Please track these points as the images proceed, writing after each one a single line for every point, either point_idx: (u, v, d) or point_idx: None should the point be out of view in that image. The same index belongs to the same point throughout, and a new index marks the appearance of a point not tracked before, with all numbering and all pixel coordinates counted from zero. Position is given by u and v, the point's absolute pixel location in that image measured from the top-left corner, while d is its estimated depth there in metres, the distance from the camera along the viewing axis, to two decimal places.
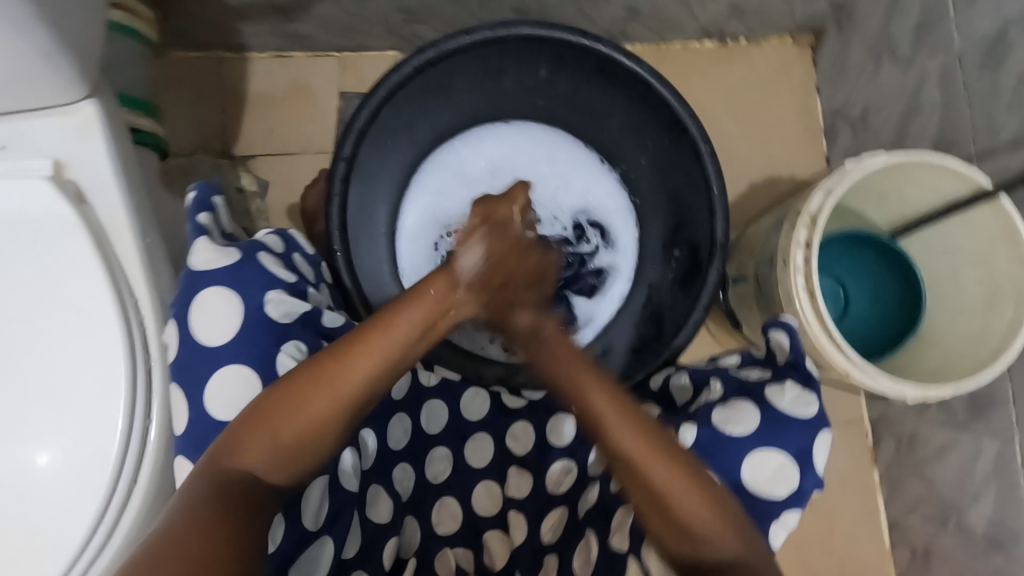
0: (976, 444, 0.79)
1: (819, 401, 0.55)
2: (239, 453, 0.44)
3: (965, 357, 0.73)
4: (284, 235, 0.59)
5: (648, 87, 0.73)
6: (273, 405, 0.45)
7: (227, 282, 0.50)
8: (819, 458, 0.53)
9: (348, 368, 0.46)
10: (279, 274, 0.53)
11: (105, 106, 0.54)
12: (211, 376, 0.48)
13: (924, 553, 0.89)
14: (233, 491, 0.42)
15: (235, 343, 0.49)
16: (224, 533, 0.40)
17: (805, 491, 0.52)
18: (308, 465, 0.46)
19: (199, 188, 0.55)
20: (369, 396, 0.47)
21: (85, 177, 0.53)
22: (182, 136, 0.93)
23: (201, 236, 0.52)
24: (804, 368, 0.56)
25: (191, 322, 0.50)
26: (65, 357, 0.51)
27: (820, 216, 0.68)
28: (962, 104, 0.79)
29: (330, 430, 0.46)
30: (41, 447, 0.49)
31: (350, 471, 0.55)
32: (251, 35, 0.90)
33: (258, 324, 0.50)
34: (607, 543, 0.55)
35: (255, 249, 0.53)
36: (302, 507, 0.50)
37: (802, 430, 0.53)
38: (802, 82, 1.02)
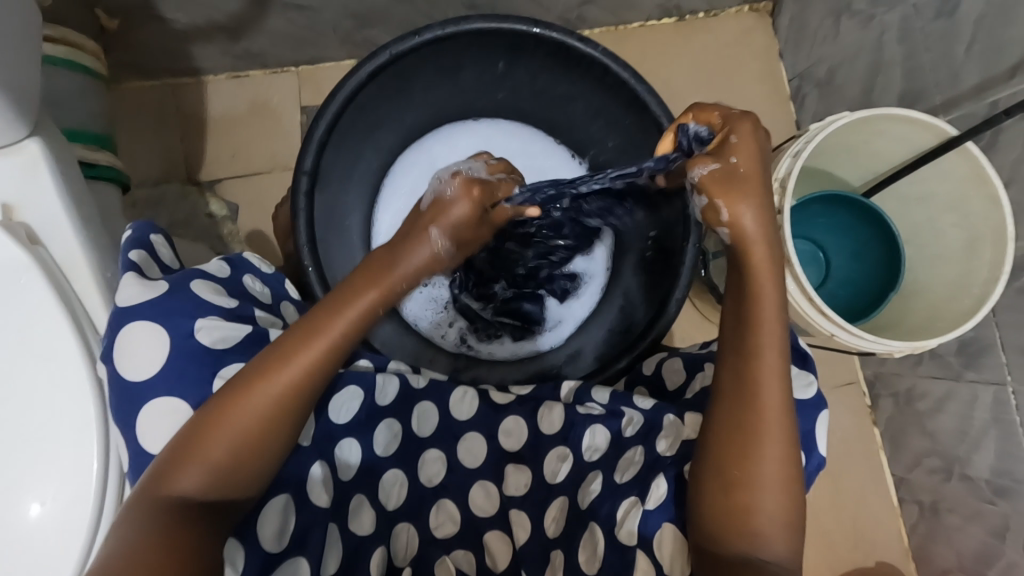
0: (971, 393, 0.79)
1: (818, 382, 0.54)
2: (173, 474, 0.46)
3: (950, 306, 0.73)
4: (233, 259, 0.58)
5: (605, 70, 0.72)
6: (206, 421, 0.47)
7: (152, 315, 0.49)
8: (822, 439, 0.53)
9: (294, 362, 0.49)
10: (216, 301, 0.52)
11: (50, 143, 0.53)
12: (144, 410, 0.48)
13: (932, 507, 0.89)
14: (169, 510, 0.45)
15: (167, 375, 0.49)
16: (166, 553, 0.43)
17: (809, 473, 0.53)
18: (248, 477, 0.48)
19: (137, 225, 0.53)
20: (301, 401, 0.49)
21: (36, 217, 0.52)
22: (145, 166, 0.92)
23: (130, 271, 0.50)
24: (800, 348, 0.55)
25: (118, 359, 0.48)
26: (35, 400, 0.50)
27: (789, 182, 0.68)
28: (924, 55, 0.78)
29: (264, 437, 0.48)
30: (19, 493, 0.49)
31: (318, 485, 0.55)
32: (204, 57, 0.89)
33: (186, 357, 0.49)
34: (615, 536, 0.55)
35: (189, 278, 0.51)
36: (259, 527, 0.51)
37: (805, 411, 0.54)
38: (765, 49, 1.02)
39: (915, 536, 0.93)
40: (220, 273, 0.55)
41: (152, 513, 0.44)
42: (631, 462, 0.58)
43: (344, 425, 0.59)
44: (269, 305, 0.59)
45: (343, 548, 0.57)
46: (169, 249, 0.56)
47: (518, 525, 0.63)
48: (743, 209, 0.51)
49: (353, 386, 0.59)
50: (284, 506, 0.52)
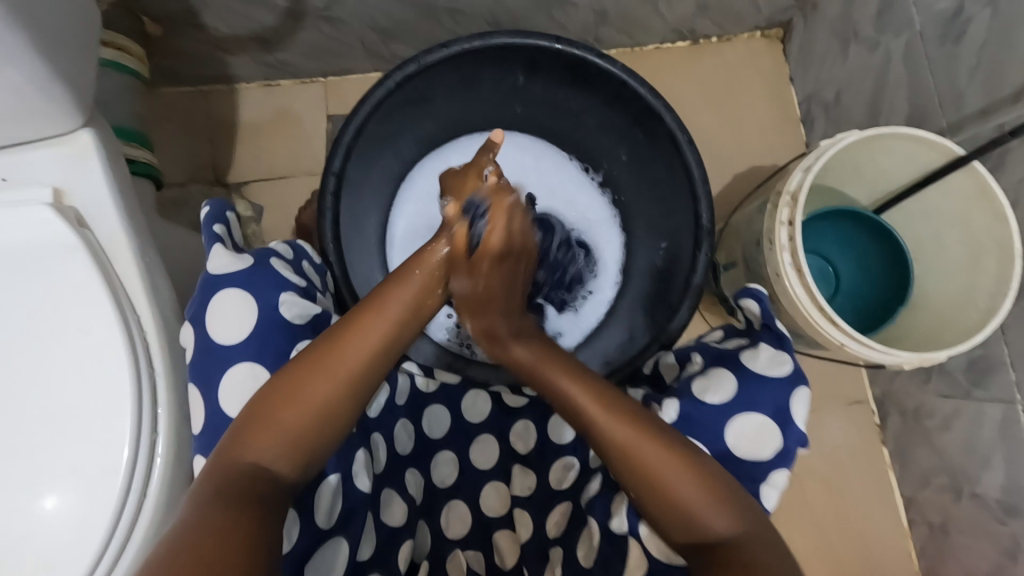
0: (980, 410, 0.79)
1: (794, 361, 0.55)
2: (241, 447, 0.45)
3: (958, 322, 0.74)
4: (292, 244, 0.62)
5: (622, 84, 0.75)
6: (273, 398, 0.46)
7: (244, 283, 0.51)
8: (798, 415, 0.53)
9: (352, 344, 0.50)
10: (291, 278, 0.55)
11: (101, 134, 0.57)
12: (227, 376, 0.49)
13: (942, 528, 0.88)
14: (237, 484, 0.43)
15: (249, 344, 0.50)
16: (234, 525, 0.40)
17: (788, 449, 0.53)
18: (315, 453, 0.47)
19: (212, 203, 0.57)
20: (365, 382, 0.50)
21: (84, 203, 0.55)
22: (176, 166, 0.95)
23: (217, 243, 0.53)
24: (776, 329, 0.56)
25: (206, 320, 0.50)
26: (70, 376, 0.51)
27: (800, 194, 0.70)
28: (930, 79, 0.81)
29: (329, 417, 0.47)
30: (51, 465, 0.50)
31: (362, 468, 0.55)
32: (239, 66, 0.93)
33: (271, 325, 0.51)
34: (608, 526, 0.54)
35: (267, 255, 0.55)
36: (314, 504, 0.50)
37: (779, 387, 0.54)
38: (775, 73, 1.05)
39: (925, 557, 0.92)
40: (286, 253, 0.59)
41: (219, 487, 0.42)
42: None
43: (375, 419, 0.60)
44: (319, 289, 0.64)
45: (377, 533, 0.57)
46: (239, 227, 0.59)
47: (524, 522, 0.63)
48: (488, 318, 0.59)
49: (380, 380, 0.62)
50: (334, 488, 0.51)
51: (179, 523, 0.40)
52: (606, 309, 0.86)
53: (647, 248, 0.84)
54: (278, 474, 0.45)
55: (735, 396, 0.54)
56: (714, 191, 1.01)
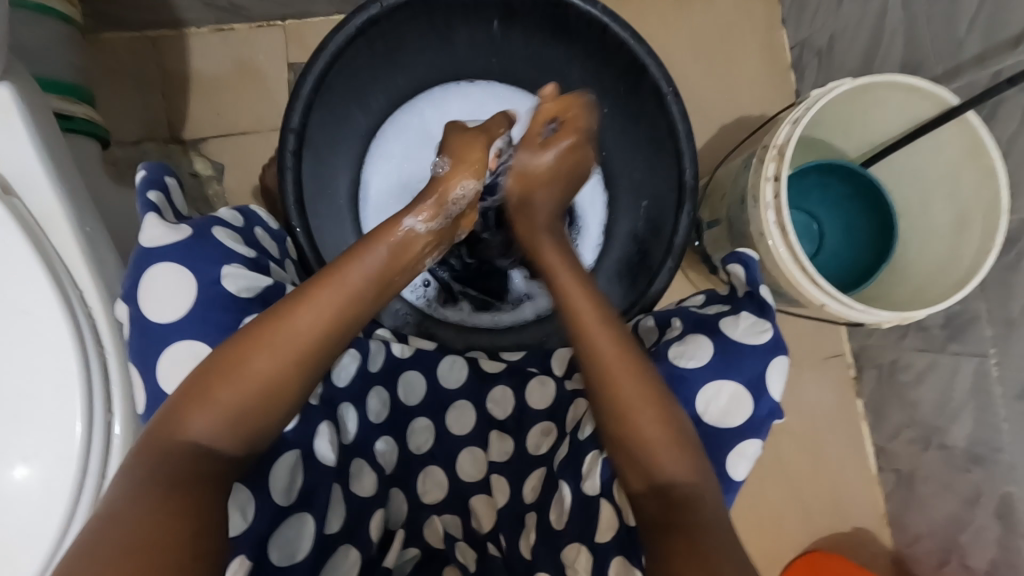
0: (954, 365, 0.80)
1: (774, 328, 0.54)
2: (180, 423, 0.43)
3: (940, 280, 0.73)
4: (242, 211, 0.58)
5: (604, 29, 0.70)
6: (217, 370, 0.44)
7: (180, 257, 0.48)
8: (774, 385, 0.53)
9: (306, 309, 0.46)
10: (236, 249, 0.52)
11: (21, 90, 0.51)
12: (167, 354, 0.47)
13: (909, 475, 0.91)
14: (177, 464, 0.41)
15: (190, 321, 0.48)
16: (174, 505, 0.40)
17: (759, 420, 0.52)
18: (262, 430, 0.45)
19: (149, 167, 0.53)
20: (319, 352, 0.46)
21: (9, 168, 0.50)
22: (124, 122, 0.88)
23: (150, 212, 0.49)
24: (758, 296, 0.55)
25: (141, 297, 0.47)
26: (11, 356, 0.48)
27: (787, 149, 0.67)
28: (928, 23, 0.77)
29: (279, 390, 0.45)
30: (1, 449, 0.48)
31: (327, 443, 0.54)
32: (186, 9, 0.85)
33: (212, 303, 0.48)
34: (580, 488, 0.54)
35: (209, 225, 0.51)
36: (270, 483, 0.49)
37: (756, 356, 0.53)
38: (767, 15, 0.99)
39: (891, 503, 0.96)
40: (235, 222, 0.55)
41: (159, 467, 0.41)
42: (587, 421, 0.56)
43: (344, 388, 0.59)
44: (275, 258, 0.60)
45: (348, 507, 0.56)
46: (180, 194, 0.55)
47: (500, 487, 0.63)
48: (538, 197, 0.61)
49: (351, 349, 0.59)
50: (294, 463, 0.51)
51: (112, 508, 0.39)
52: (585, 273, 0.83)
53: (630, 205, 0.81)
54: (224, 446, 0.44)
55: (712, 364, 0.53)
56: (700, 143, 0.97)
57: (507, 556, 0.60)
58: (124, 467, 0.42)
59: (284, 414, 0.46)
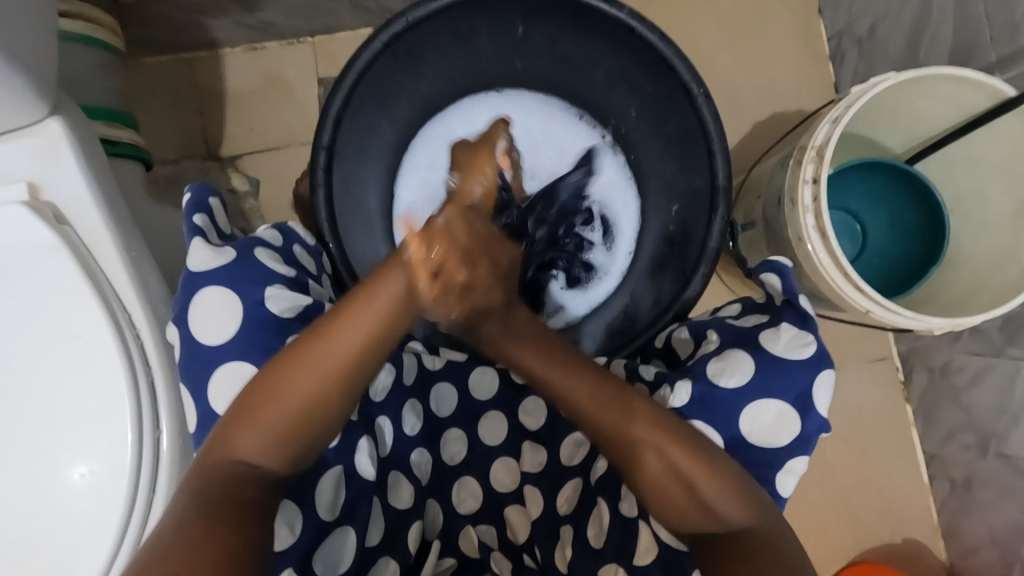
0: (1013, 369, 0.75)
1: (819, 341, 0.52)
2: (229, 445, 0.45)
3: (997, 281, 0.69)
4: (282, 228, 0.59)
5: (631, 32, 0.69)
6: (257, 399, 0.46)
7: (226, 280, 0.50)
8: (821, 400, 0.51)
9: (337, 337, 0.47)
10: (279, 270, 0.53)
11: (71, 122, 0.54)
12: (215, 375, 0.49)
13: (964, 484, 0.87)
14: (227, 486, 0.44)
15: (237, 343, 0.49)
16: (229, 526, 0.42)
17: (809, 436, 0.51)
18: (306, 447, 0.47)
19: (195, 189, 0.54)
20: (357, 373, 0.47)
21: (62, 197, 0.53)
22: (165, 142, 0.92)
23: (196, 236, 0.51)
24: (799, 306, 0.53)
25: (191, 320, 0.49)
26: (68, 377, 0.51)
27: (827, 149, 0.64)
28: (979, 7, 0.72)
29: (320, 410, 0.46)
30: (61, 465, 0.50)
31: (367, 459, 0.54)
32: (220, 29, 0.88)
33: (259, 322, 0.50)
34: (618, 512, 0.55)
35: (251, 246, 0.53)
36: (315, 498, 0.50)
37: (800, 371, 0.51)
38: (802, 5, 0.95)
39: (945, 512, 0.91)
40: (275, 241, 0.57)
41: (211, 491, 0.44)
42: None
43: (380, 403, 0.59)
44: (314, 274, 0.62)
45: (386, 520, 0.57)
46: (224, 214, 0.57)
47: (535, 499, 0.63)
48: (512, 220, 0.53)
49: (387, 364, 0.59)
50: (336, 481, 0.52)
51: (168, 531, 0.42)
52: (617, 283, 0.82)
53: (660, 210, 0.79)
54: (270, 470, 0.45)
55: (753, 381, 0.52)
56: (734, 142, 0.94)
57: (544, 567, 0.60)
58: (182, 486, 0.45)
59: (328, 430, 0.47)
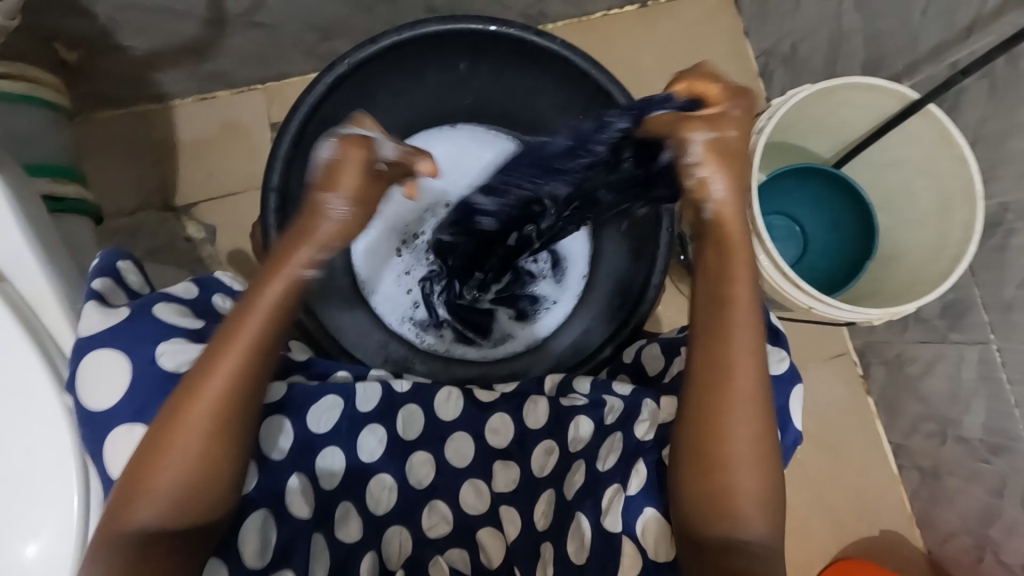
0: (958, 354, 0.78)
1: (792, 357, 0.53)
2: (124, 516, 0.45)
3: (927, 272, 0.73)
4: (201, 279, 0.58)
5: (565, 62, 0.73)
6: (147, 462, 0.45)
7: (115, 341, 0.49)
8: (796, 414, 0.53)
9: (209, 379, 0.46)
10: (181, 323, 0.52)
11: (10, 179, 0.54)
12: (110, 440, 0.48)
13: (931, 470, 0.89)
14: (131, 553, 0.44)
15: (130, 403, 0.48)
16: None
17: (786, 448, 0.53)
18: (208, 499, 0.46)
19: (103, 254, 0.54)
20: (238, 408, 0.47)
21: (1, 254, 0.52)
22: (118, 196, 0.91)
23: (91, 300, 0.50)
24: (771, 325, 0.55)
25: (79, 386, 0.48)
26: (10, 438, 0.50)
27: (754, 158, 0.68)
28: (882, 21, 0.78)
29: (213, 456, 0.46)
30: (6, 532, 0.49)
31: (298, 496, 0.55)
32: (169, 82, 0.89)
33: (147, 383, 0.49)
34: (601, 525, 0.53)
35: (151, 303, 0.51)
36: (240, 543, 0.50)
37: (778, 387, 0.53)
38: (729, 28, 1.02)
39: (918, 501, 0.93)
40: (186, 294, 0.55)
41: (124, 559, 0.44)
42: (611, 450, 0.57)
43: (326, 435, 0.58)
44: None
45: (331, 555, 0.57)
46: (139, 274, 0.56)
47: (510, 519, 0.63)
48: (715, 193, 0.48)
49: (331, 395, 0.58)
50: (262, 523, 0.52)
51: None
52: (567, 314, 0.83)
53: None
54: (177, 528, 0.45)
55: None
56: None
57: None
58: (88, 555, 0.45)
59: (230, 474, 0.47)
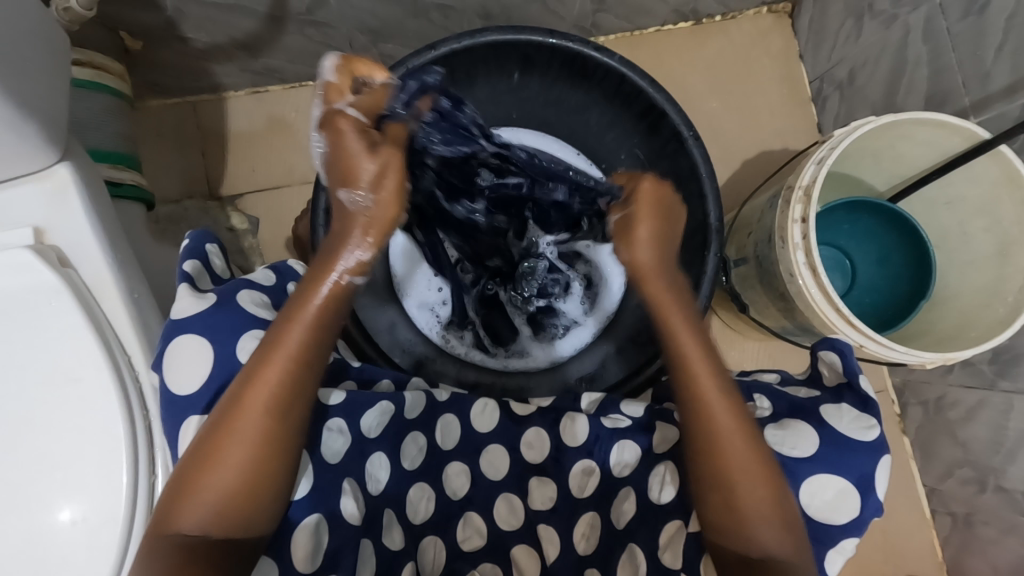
0: (1006, 403, 0.75)
1: (881, 426, 0.51)
2: (174, 516, 0.45)
3: (982, 317, 0.70)
4: (277, 267, 0.60)
5: (622, 78, 0.72)
6: (201, 458, 0.46)
7: (202, 329, 0.50)
8: (882, 483, 0.50)
9: (266, 378, 0.47)
10: (260, 314, 0.53)
11: (78, 167, 0.55)
12: (184, 427, 0.49)
13: (965, 519, 0.86)
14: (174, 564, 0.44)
15: (204, 394, 0.49)
16: (191, 567, 0.44)
17: (865, 518, 0.50)
18: (255, 509, 0.46)
19: (194, 234, 0.56)
20: (296, 404, 0.47)
21: (66, 241, 0.54)
22: (168, 183, 0.93)
23: (183, 281, 0.52)
24: (860, 390, 0.53)
25: (164, 370, 0.49)
26: (63, 423, 0.50)
27: (813, 190, 0.66)
28: (951, 55, 0.76)
29: (256, 469, 0.46)
30: (59, 520, 0.49)
31: (352, 503, 0.53)
32: (225, 75, 0.91)
33: (229, 372, 0.50)
34: (657, 559, 0.54)
35: (235, 291, 0.53)
36: (290, 546, 0.49)
37: (868, 454, 0.50)
38: (784, 52, 1.00)
39: (948, 548, 0.90)
40: (266, 281, 0.58)
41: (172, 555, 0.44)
42: (665, 484, 0.57)
43: (376, 439, 0.58)
44: None
45: (377, 562, 0.55)
46: (221, 258, 0.58)
47: (550, 539, 0.62)
48: (636, 249, 0.54)
49: (385, 403, 0.58)
50: (315, 527, 0.50)
51: None
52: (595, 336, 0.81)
53: None
54: (222, 532, 0.45)
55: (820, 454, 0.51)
56: (723, 180, 0.97)
57: None
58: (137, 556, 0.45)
59: (281, 470, 0.47)
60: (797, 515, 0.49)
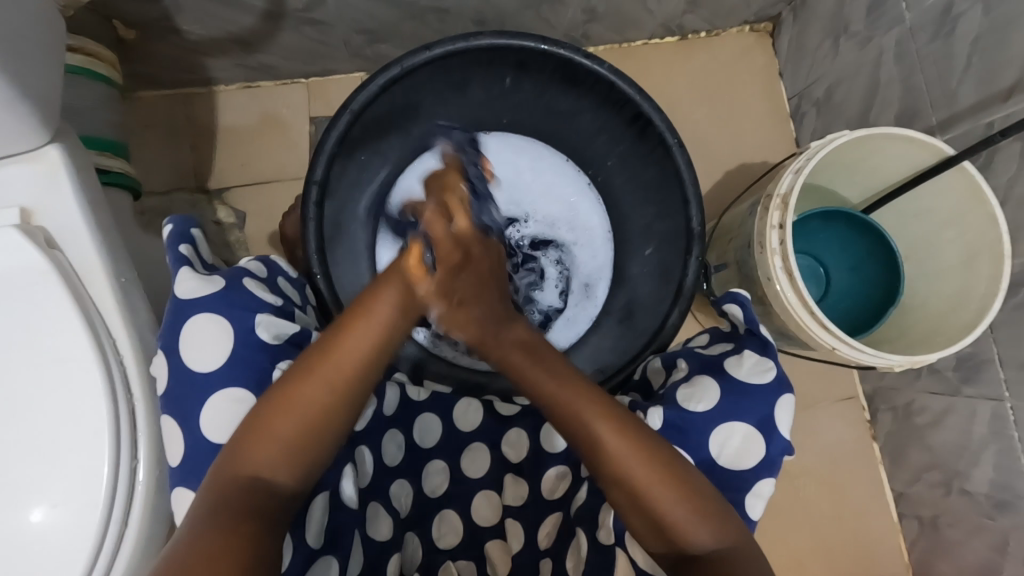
0: (969, 408, 0.79)
1: (778, 367, 0.55)
2: (244, 454, 0.45)
3: (947, 323, 0.74)
4: (265, 261, 0.61)
5: (611, 85, 0.74)
6: (276, 403, 0.46)
7: (217, 306, 0.50)
8: (782, 423, 0.53)
9: (353, 334, 0.48)
10: (267, 297, 0.54)
11: (69, 150, 0.55)
12: (207, 405, 0.48)
13: (931, 521, 0.89)
14: (241, 495, 0.43)
15: (224, 369, 0.49)
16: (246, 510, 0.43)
17: (771, 458, 0.53)
18: (320, 457, 0.47)
19: (175, 221, 0.55)
20: (374, 364, 0.48)
21: (55, 223, 0.53)
22: (155, 175, 0.93)
23: (183, 266, 0.52)
24: (759, 335, 0.56)
25: (182, 349, 0.49)
26: (44, 405, 0.50)
27: (790, 198, 0.69)
28: (920, 76, 0.80)
29: (330, 419, 0.47)
30: (34, 502, 0.48)
31: (352, 485, 0.54)
32: (217, 69, 0.91)
33: (251, 347, 0.51)
34: (596, 538, 0.55)
35: (241, 275, 0.54)
36: (306, 523, 0.50)
37: (763, 396, 0.54)
38: (765, 69, 1.04)
39: (916, 551, 0.93)
40: (260, 272, 0.58)
41: (234, 492, 0.43)
42: None
43: (362, 432, 0.58)
44: (298, 304, 0.63)
45: (366, 551, 0.55)
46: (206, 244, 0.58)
47: (515, 532, 0.62)
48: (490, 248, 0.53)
49: (369, 393, 0.59)
50: (321, 507, 0.51)
51: (192, 521, 0.42)
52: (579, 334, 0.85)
53: (635, 250, 0.84)
54: (283, 479, 0.45)
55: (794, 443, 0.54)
56: (705, 189, 1.00)
57: None
58: (201, 492, 0.44)
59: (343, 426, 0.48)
60: (712, 492, 0.48)
